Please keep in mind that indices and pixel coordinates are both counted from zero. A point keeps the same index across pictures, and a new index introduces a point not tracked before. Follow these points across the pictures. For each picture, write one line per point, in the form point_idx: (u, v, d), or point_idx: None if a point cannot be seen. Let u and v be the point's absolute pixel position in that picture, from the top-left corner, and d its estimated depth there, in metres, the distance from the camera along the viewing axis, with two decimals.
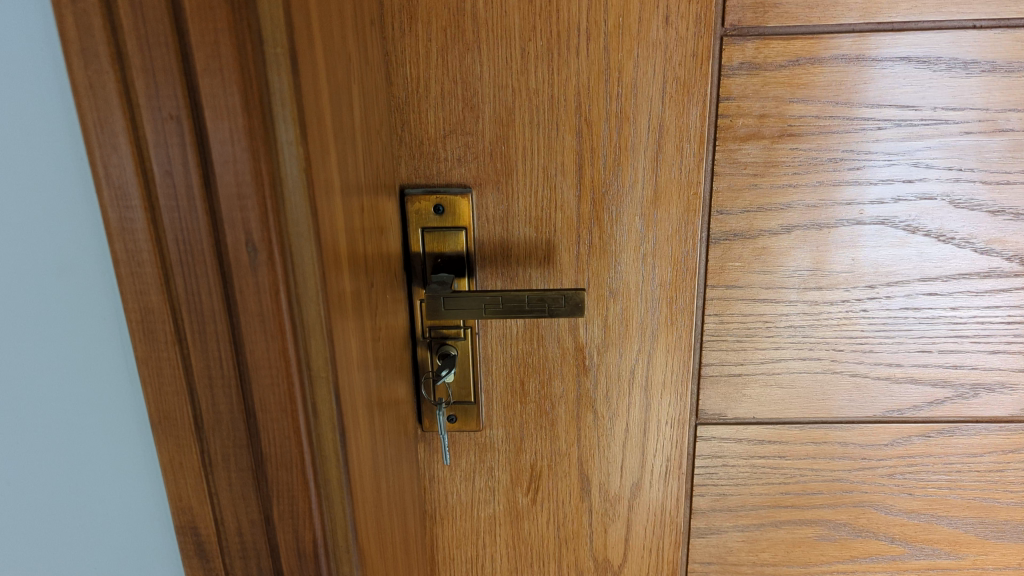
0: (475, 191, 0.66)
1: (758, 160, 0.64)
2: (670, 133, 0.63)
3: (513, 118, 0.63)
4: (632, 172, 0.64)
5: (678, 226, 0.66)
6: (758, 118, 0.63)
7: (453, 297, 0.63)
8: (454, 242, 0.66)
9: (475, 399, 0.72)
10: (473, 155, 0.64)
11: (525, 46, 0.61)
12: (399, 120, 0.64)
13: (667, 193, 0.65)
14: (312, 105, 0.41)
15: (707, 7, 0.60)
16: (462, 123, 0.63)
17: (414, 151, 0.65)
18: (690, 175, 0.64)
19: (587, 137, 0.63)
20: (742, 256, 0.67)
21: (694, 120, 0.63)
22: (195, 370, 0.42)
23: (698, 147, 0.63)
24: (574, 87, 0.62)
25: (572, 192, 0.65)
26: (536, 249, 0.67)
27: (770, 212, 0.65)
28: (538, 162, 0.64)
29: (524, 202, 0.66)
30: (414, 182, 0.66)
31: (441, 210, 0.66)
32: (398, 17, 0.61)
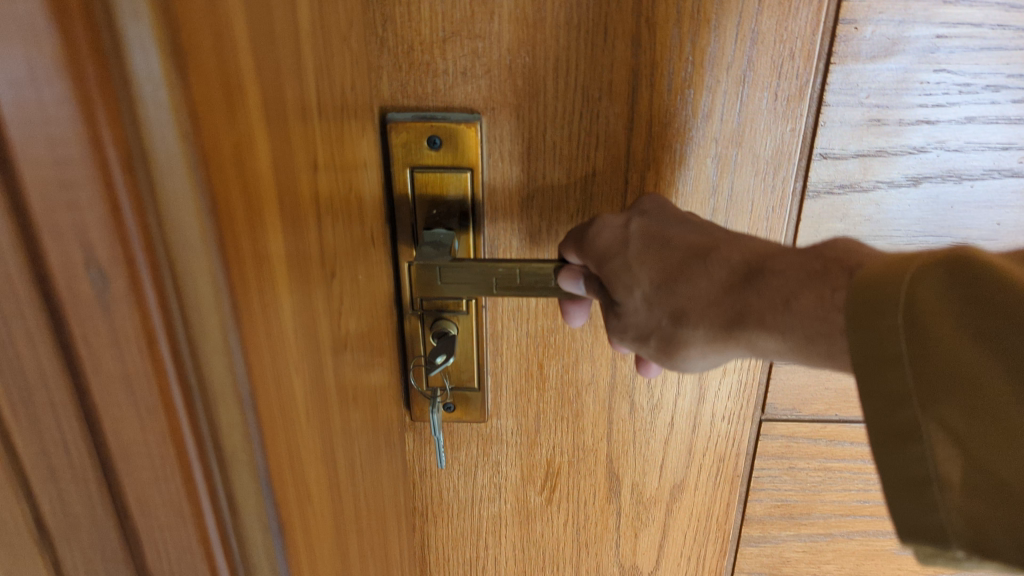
0: (485, 118, 0.47)
1: (887, 86, 0.45)
2: (765, 43, 0.44)
3: (544, 16, 0.44)
4: (707, 98, 0.46)
5: (764, 172, 0.48)
6: (896, 26, 0.44)
7: (454, 269, 0.45)
8: (456, 189, 0.48)
9: (480, 386, 0.56)
10: (485, 67, 0.46)
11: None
12: (380, 16, 0.45)
13: (753, 126, 0.47)
14: (210, 8, 0.22)
15: None
16: (470, 21, 0.44)
17: (401, 61, 0.46)
18: (786, 105, 0.46)
19: (647, 45, 0.45)
20: (847, 216, 0.49)
21: (801, 28, 0.44)
22: (26, 453, 0.26)
23: (805, 65, 0.45)
24: None
25: (622, 123, 0.47)
26: (568, 199, 0.50)
27: (892, 157, 0.48)
28: (577, 80, 0.46)
29: (553, 134, 0.48)
30: (398, 105, 0.47)
31: (437, 144, 0.47)
32: None
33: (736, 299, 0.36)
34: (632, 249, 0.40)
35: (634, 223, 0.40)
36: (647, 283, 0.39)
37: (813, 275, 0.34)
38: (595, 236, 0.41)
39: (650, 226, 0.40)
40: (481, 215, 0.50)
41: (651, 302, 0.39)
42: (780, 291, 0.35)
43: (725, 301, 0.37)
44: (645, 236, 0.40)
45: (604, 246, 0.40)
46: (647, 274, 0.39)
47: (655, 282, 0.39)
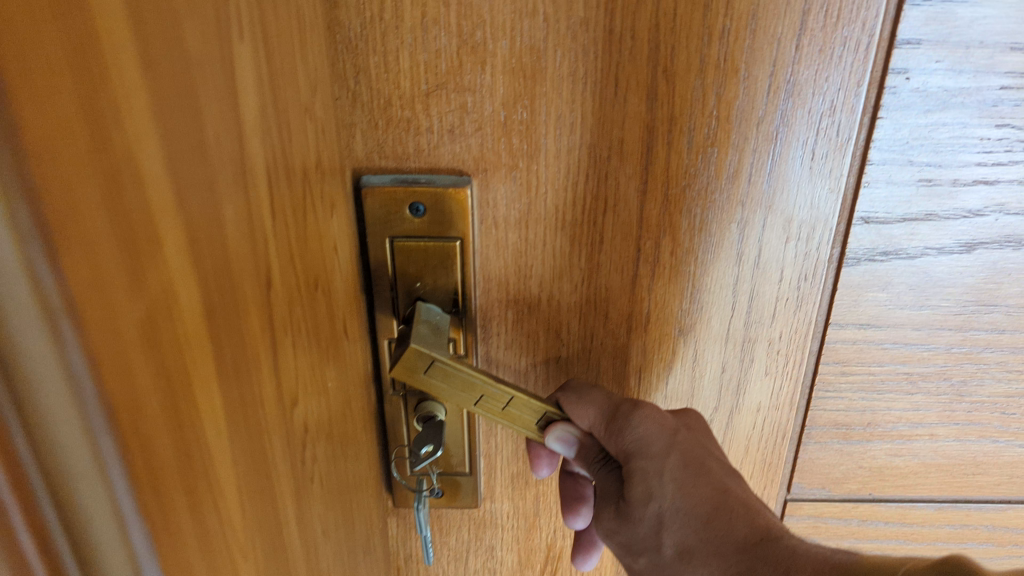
0: (476, 181, 0.41)
1: (941, 143, 0.39)
2: (802, 97, 0.38)
3: (544, 65, 0.38)
4: (733, 157, 0.40)
5: (796, 238, 0.42)
6: (955, 76, 0.38)
7: (443, 368, 0.39)
8: (443, 260, 0.42)
9: (472, 470, 0.50)
10: (475, 124, 0.39)
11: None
12: (352, 68, 0.38)
13: (786, 187, 0.41)
14: (101, 147, 0.16)
15: None
16: (458, 73, 0.38)
17: (377, 117, 0.39)
18: (825, 165, 0.40)
19: (664, 101, 0.38)
20: (890, 282, 0.43)
21: (845, 78, 0.38)
22: None
23: (848, 120, 0.39)
24: (650, 20, 0.37)
25: (634, 186, 0.41)
26: (570, 268, 0.44)
27: (942, 221, 0.42)
28: (582, 139, 0.40)
29: (555, 200, 0.41)
30: (375, 167, 0.41)
31: (420, 212, 0.41)
32: None
33: (746, 557, 0.35)
34: (671, 463, 0.38)
35: (682, 438, 0.39)
36: (670, 503, 0.37)
37: (826, 562, 0.33)
38: (638, 425, 0.39)
39: (693, 450, 0.39)
40: (472, 290, 0.44)
41: (664, 523, 0.37)
42: (786, 561, 0.33)
43: (733, 551, 0.35)
44: (687, 456, 0.38)
45: (646, 442, 0.38)
46: (675, 495, 0.37)
47: (679, 506, 0.37)
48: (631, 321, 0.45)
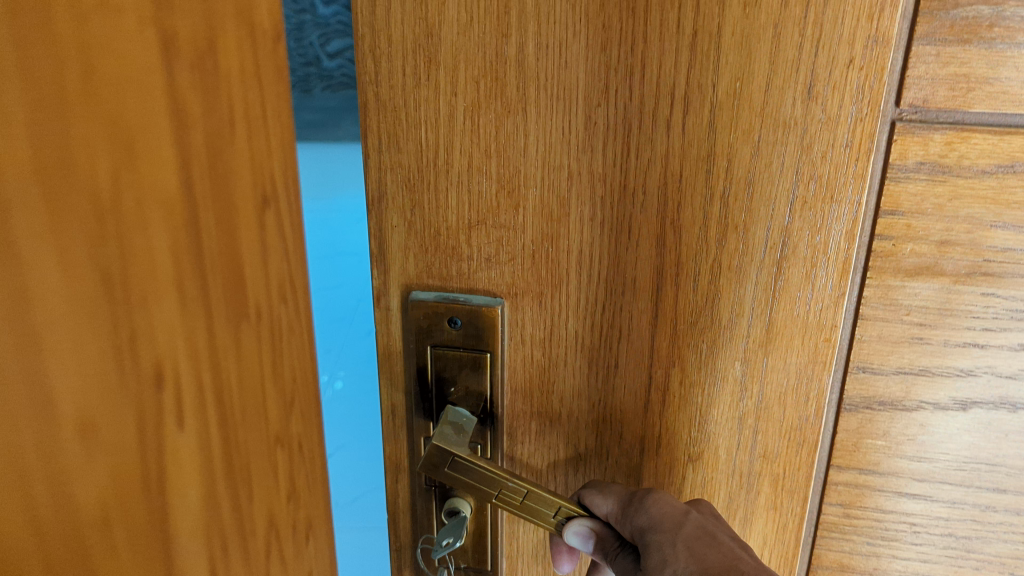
0: (508, 304, 0.47)
1: (929, 305, 0.43)
2: (797, 253, 0.43)
3: (569, 210, 0.44)
4: (735, 301, 0.44)
5: (799, 381, 0.46)
6: (937, 245, 0.41)
7: (463, 464, 0.46)
8: (475, 368, 0.49)
9: (493, 567, 0.54)
10: (509, 256, 0.46)
11: (591, 114, 0.42)
12: (410, 202, 0.45)
13: (786, 334, 0.45)
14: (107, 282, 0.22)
15: (878, 74, 0.38)
16: (496, 213, 0.45)
17: (427, 244, 0.46)
18: (822, 314, 0.44)
19: (673, 248, 0.44)
20: (888, 431, 0.46)
21: (836, 239, 0.42)
22: None
23: (840, 277, 0.43)
24: (659, 179, 0.42)
25: (646, 318, 0.46)
26: (588, 389, 0.48)
27: (937, 378, 0.44)
28: (600, 275, 0.45)
29: (575, 325, 0.47)
30: (425, 285, 0.47)
31: (456, 326, 0.48)
32: (412, 59, 0.42)
33: None
34: (683, 534, 0.44)
35: (692, 514, 0.45)
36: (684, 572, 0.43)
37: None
38: (650, 505, 0.45)
39: (704, 524, 0.45)
40: (499, 399, 0.49)
41: None
42: None
43: None
44: (698, 529, 0.45)
45: (659, 519, 0.45)
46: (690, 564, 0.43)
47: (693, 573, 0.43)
48: (646, 442, 0.49)
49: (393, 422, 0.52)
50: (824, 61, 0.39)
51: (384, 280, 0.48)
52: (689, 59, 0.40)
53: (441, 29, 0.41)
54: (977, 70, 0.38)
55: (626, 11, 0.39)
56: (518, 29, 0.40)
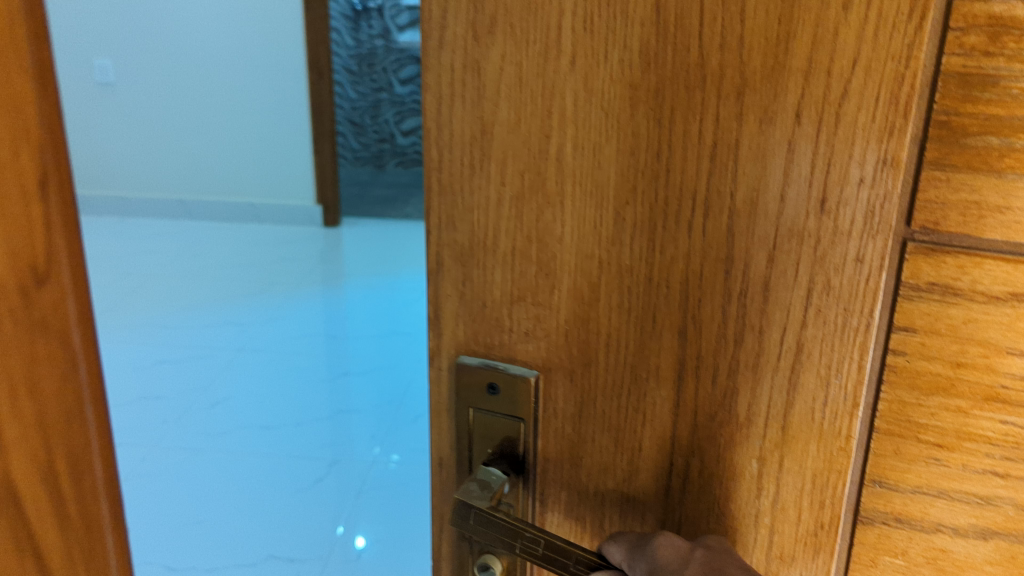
0: (543, 379, 0.48)
1: (946, 428, 0.43)
2: (812, 360, 0.42)
3: (597, 296, 0.45)
4: (751, 400, 0.44)
5: (813, 484, 0.45)
6: (953, 366, 0.41)
7: (485, 517, 0.46)
8: (510, 430, 0.50)
9: None
10: (544, 333, 0.47)
11: (620, 211, 0.43)
12: (461, 276, 0.48)
13: (801, 441, 0.44)
14: None
15: (892, 200, 0.39)
16: (533, 291, 0.46)
17: (474, 314, 0.49)
18: (839, 422, 0.43)
19: (695, 342, 0.44)
20: (905, 550, 0.46)
21: (852, 352, 0.42)
22: None
23: (856, 389, 0.42)
24: (682, 274, 0.42)
25: (667, 408, 0.46)
26: (614, 467, 0.48)
27: (955, 501, 0.44)
28: (623, 362, 0.46)
29: (603, 406, 0.47)
30: (471, 351, 0.50)
31: (496, 390, 0.50)
32: (467, 150, 0.44)
33: None
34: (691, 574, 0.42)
35: (698, 551, 0.43)
36: None
37: None
38: (656, 547, 0.44)
39: (711, 559, 0.43)
40: (531, 463, 0.50)
41: None
42: None
43: None
44: (706, 565, 0.42)
45: (664, 561, 0.43)
46: None
47: None
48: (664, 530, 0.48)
49: (441, 474, 0.54)
50: (837, 177, 0.39)
51: (437, 344, 0.51)
52: (710, 165, 0.40)
53: (493, 126, 0.43)
54: (988, 197, 0.38)
55: (654, 120, 0.40)
56: (559, 130, 0.42)
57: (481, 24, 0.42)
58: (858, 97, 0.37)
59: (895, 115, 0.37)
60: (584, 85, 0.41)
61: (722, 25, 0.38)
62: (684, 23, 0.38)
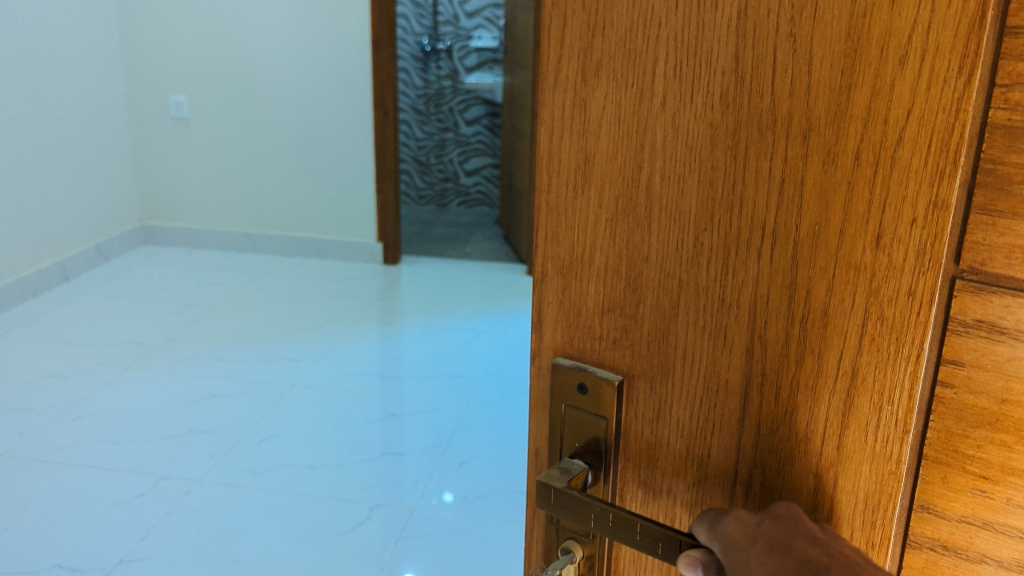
0: (627, 386, 0.52)
1: (991, 462, 0.44)
2: (866, 387, 0.43)
3: (677, 312, 0.48)
4: (809, 422, 0.45)
5: (868, 507, 0.45)
6: (998, 402, 0.43)
7: (562, 493, 0.50)
8: (595, 428, 0.54)
9: None
10: (630, 343, 0.51)
11: (698, 236, 0.46)
12: (561, 285, 0.53)
13: (856, 464, 0.45)
14: None
15: (941, 237, 0.40)
16: (622, 303, 0.50)
17: (570, 320, 0.53)
18: (889, 449, 0.44)
19: (762, 359, 0.46)
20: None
21: (904, 380, 0.43)
22: None
23: (907, 416, 0.43)
24: (750, 297, 0.45)
25: (735, 421, 0.48)
26: (686, 469, 0.50)
27: (1001, 534, 0.45)
28: (695, 378, 0.49)
29: (679, 414, 0.50)
30: (567, 352, 0.55)
31: (585, 391, 0.54)
32: (573, 175, 0.50)
33: None
34: (756, 553, 0.42)
35: (763, 527, 0.43)
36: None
37: None
38: (727, 528, 0.44)
39: (778, 533, 0.42)
40: (613, 462, 0.54)
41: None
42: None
43: None
44: (771, 541, 0.42)
45: (733, 544, 0.43)
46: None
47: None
48: None
49: (538, 462, 0.60)
50: (891, 216, 0.40)
51: (541, 344, 0.56)
52: (779, 198, 0.43)
53: (594, 155, 0.49)
54: None
55: (730, 156, 0.44)
56: (649, 162, 0.47)
57: (588, 68, 0.48)
58: (911, 141, 0.39)
59: (944, 160, 0.39)
60: (672, 123, 0.45)
61: (792, 75, 0.41)
62: (759, 75, 0.42)
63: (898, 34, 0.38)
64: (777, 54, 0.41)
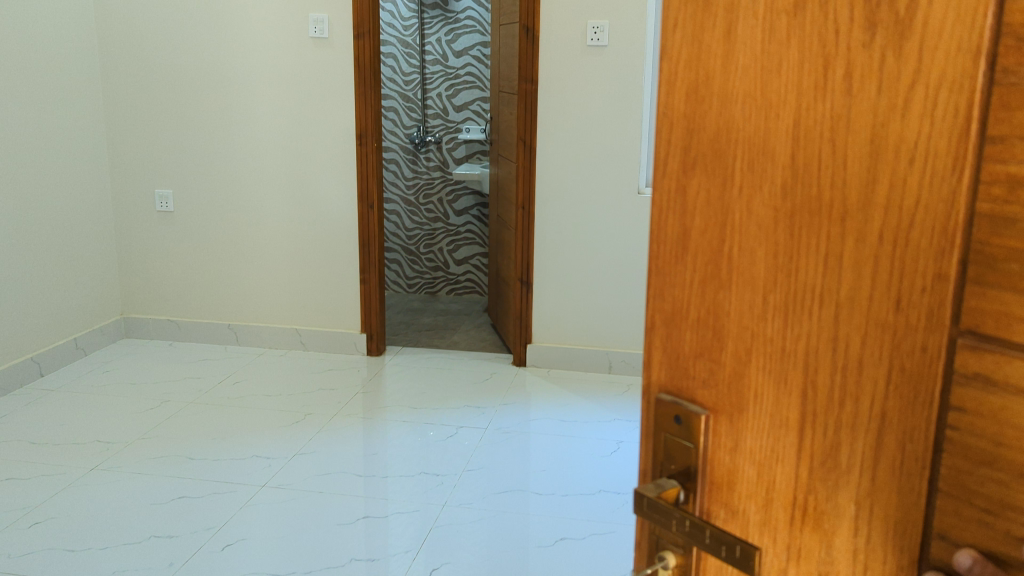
0: (712, 422, 0.62)
1: (993, 500, 0.48)
2: (893, 425, 0.52)
3: (750, 358, 0.58)
4: (850, 455, 0.54)
5: (894, 529, 0.52)
6: (993, 446, 0.47)
7: (651, 503, 0.62)
8: (688, 455, 0.63)
9: None
10: (714, 384, 0.61)
11: (767, 296, 0.56)
12: (663, 333, 0.64)
13: (884, 493, 0.52)
14: None
15: (942, 302, 0.49)
16: (710, 350, 0.61)
17: (672, 361, 0.64)
18: (911, 479, 0.51)
19: (814, 400, 0.55)
20: None
21: (919, 421, 0.51)
22: None
23: (923, 451, 0.51)
24: (805, 347, 0.55)
25: (793, 450, 0.56)
26: (758, 493, 0.59)
27: None
28: (763, 414, 0.58)
29: (752, 445, 0.59)
30: (668, 389, 0.65)
31: (681, 421, 0.63)
32: (674, 244, 0.62)
33: None
34: None
35: None
36: None
37: None
38: None
39: None
40: (698, 484, 0.63)
41: None
42: None
43: None
44: None
45: None
46: None
47: None
48: (780, 560, 0.58)
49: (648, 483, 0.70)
50: (906, 283, 0.50)
51: (648, 381, 0.67)
52: (825, 267, 0.53)
53: (691, 230, 0.60)
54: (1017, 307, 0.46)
55: (789, 233, 0.54)
56: (730, 236, 0.58)
57: (688, 162, 0.60)
58: (919, 224, 0.49)
59: (945, 241, 0.48)
60: (747, 205, 0.56)
61: (833, 170, 0.52)
62: (810, 170, 0.53)
63: (906, 141, 0.48)
64: (823, 154, 0.52)
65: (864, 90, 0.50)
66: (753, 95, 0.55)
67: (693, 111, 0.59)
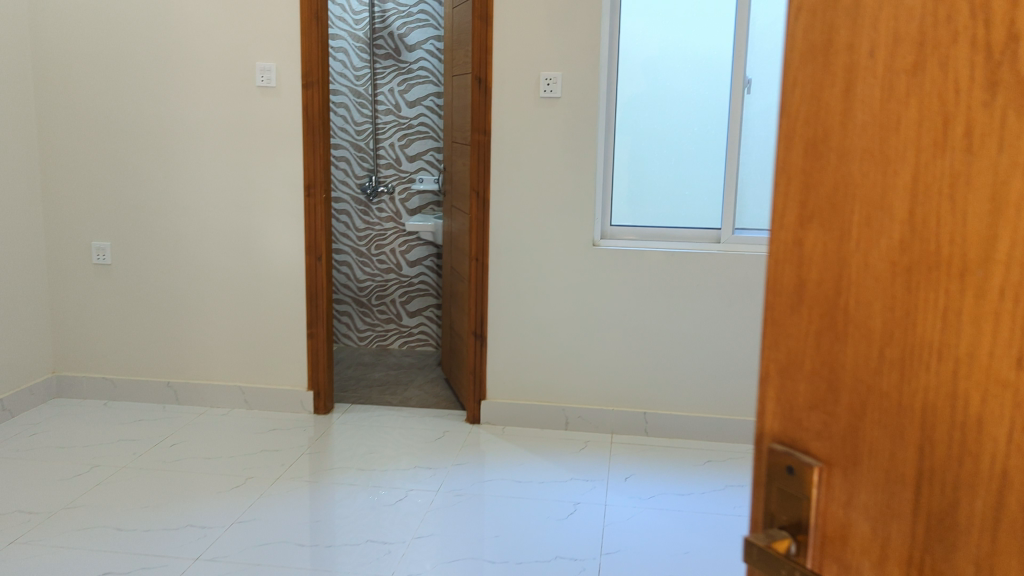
0: (824, 475, 0.61)
1: None
2: (1015, 487, 0.49)
3: (865, 412, 0.58)
4: (970, 513, 0.52)
5: None
6: None
7: (759, 552, 0.66)
8: (800, 506, 0.63)
9: None
10: (828, 437, 0.61)
11: (883, 350, 0.56)
12: (779, 383, 0.65)
13: (1007, 556, 0.50)
14: None
15: None
16: (823, 402, 0.61)
17: (788, 413, 0.65)
18: None
19: (932, 457, 0.54)
20: None
21: None
22: None
23: None
24: (922, 403, 0.54)
25: (909, 507, 0.55)
26: (871, 549, 0.58)
27: None
28: (876, 469, 0.57)
29: (866, 500, 0.58)
30: (783, 440, 0.66)
31: (794, 473, 0.64)
32: (792, 295, 0.63)
33: None
34: None
35: None
36: None
37: None
38: None
39: None
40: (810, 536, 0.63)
41: None
42: None
43: None
44: None
45: None
46: None
47: None
48: None
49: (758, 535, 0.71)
50: None
51: (763, 431, 0.67)
52: (945, 322, 0.53)
53: (807, 283, 0.62)
54: None
55: (906, 287, 0.54)
56: (847, 290, 0.58)
57: (805, 216, 0.61)
58: None
59: None
60: (865, 258, 0.57)
61: (953, 225, 0.51)
62: (929, 225, 0.53)
63: None
64: (943, 209, 0.52)
65: (984, 147, 0.50)
66: (872, 152, 0.56)
67: (813, 166, 0.60)
